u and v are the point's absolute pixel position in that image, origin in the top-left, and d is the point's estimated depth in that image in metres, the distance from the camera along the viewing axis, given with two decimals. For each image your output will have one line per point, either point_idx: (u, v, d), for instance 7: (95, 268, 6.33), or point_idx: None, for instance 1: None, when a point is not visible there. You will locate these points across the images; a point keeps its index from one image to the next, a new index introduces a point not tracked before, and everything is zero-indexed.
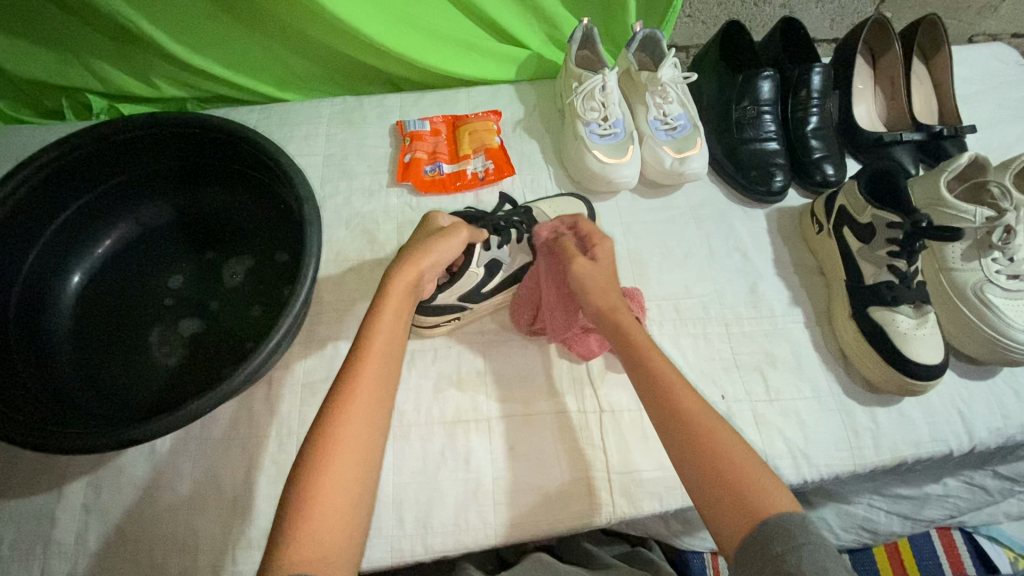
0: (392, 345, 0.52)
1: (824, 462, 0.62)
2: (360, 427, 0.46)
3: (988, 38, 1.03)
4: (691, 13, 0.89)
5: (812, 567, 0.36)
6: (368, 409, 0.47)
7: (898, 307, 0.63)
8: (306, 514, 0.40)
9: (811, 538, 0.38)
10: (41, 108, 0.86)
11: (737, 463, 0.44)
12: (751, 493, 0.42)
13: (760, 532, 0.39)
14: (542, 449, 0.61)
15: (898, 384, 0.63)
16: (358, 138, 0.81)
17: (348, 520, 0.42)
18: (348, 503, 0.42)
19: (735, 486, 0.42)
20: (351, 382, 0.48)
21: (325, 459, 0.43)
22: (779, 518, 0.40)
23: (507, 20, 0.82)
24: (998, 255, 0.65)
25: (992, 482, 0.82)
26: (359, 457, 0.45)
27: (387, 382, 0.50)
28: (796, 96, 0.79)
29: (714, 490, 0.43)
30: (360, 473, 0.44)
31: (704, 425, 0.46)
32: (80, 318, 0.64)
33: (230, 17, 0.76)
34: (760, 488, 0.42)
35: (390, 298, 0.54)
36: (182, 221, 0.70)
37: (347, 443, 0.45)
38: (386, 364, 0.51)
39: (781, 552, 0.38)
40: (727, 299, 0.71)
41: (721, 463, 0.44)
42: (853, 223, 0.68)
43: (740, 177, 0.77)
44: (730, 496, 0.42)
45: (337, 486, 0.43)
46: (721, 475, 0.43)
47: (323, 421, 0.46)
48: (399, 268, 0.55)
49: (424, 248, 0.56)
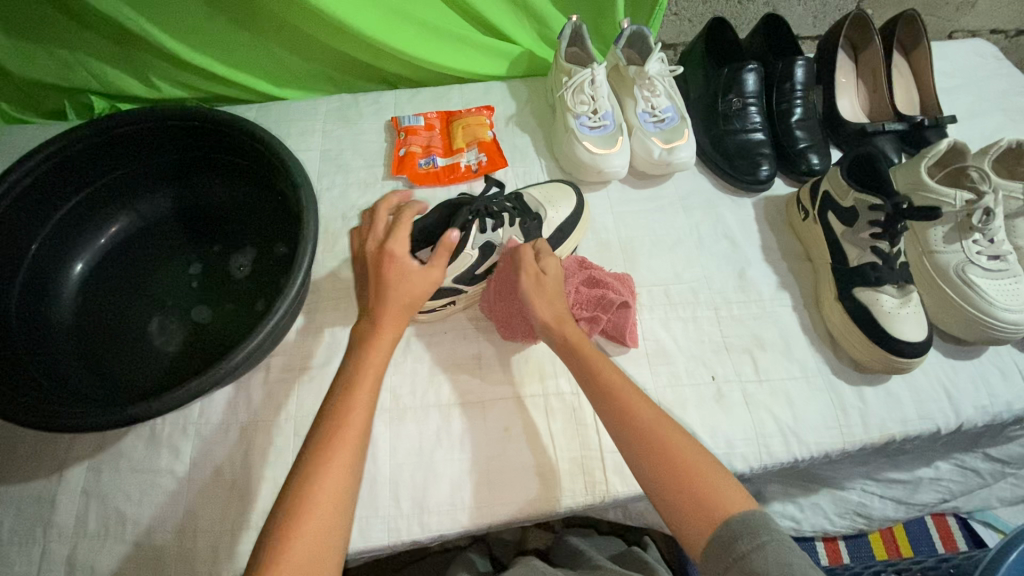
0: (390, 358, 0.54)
1: (813, 441, 0.63)
2: (350, 444, 0.47)
3: (967, 34, 1.06)
4: (677, 12, 0.91)
5: (776, 565, 0.38)
6: (359, 431, 0.48)
7: (882, 287, 0.65)
8: (303, 512, 0.42)
9: (774, 535, 0.40)
10: (42, 109, 0.87)
11: (695, 465, 0.46)
12: (703, 492, 0.44)
13: (729, 531, 0.41)
14: (535, 430, 0.62)
15: (883, 362, 0.64)
16: (354, 133, 0.82)
17: (339, 517, 0.44)
18: (340, 501, 0.44)
19: (689, 484, 0.45)
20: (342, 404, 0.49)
21: (323, 460, 0.45)
22: (743, 518, 0.42)
23: (498, 18, 0.85)
24: (978, 237, 0.66)
25: (984, 464, 0.82)
26: (349, 469, 0.46)
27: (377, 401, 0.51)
28: (780, 88, 0.82)
29: (679, 504, 0.45)
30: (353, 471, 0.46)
31: (666, 432, 0.49)
32: (81, 307, 0.65)
33: (228, 16, 0.78)
34: (718, 491, 0.44)
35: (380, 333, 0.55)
36: (183, 214, 0.71)
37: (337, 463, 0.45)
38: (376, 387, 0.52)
39: (746, 551, 0.40)
40: (715, 284, 0.73)
41: (679, 462, 0.47)
42: (837, 208, 0.69)
43: (727, 167, 0.79)
44: (688, 495, 0.45)
45: (333, 487, 0.44)
46: (675, 475, 0.46)
47: (313, 441, 0.47)
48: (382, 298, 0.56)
49: (399, 294, 0.56)
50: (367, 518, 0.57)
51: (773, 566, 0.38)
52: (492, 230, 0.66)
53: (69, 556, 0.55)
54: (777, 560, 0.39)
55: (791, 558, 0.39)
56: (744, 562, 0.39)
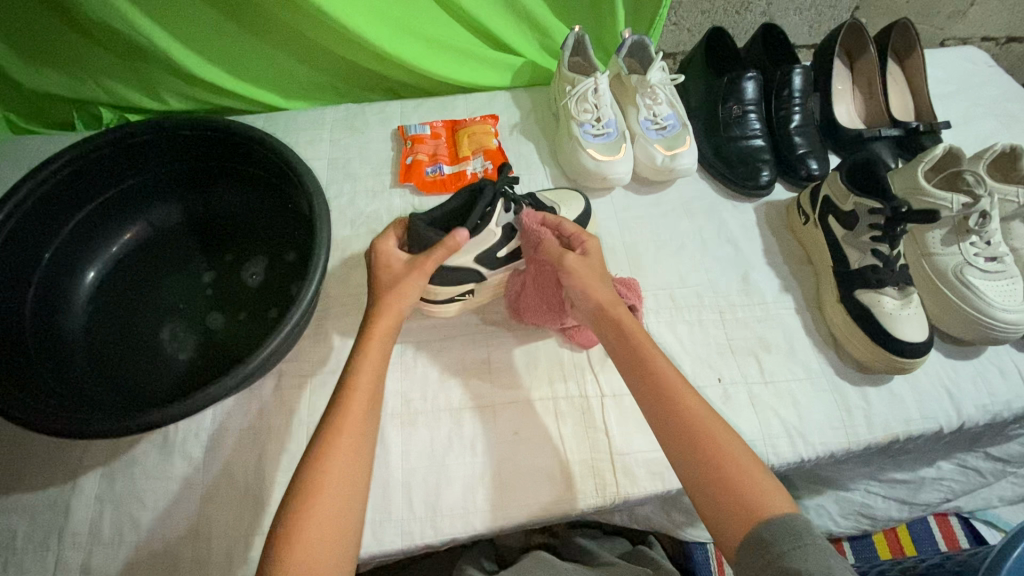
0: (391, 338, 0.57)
1: (819, 441, 0.64)
2: (347, 458, 0.48)
3: (959, 42, 1.08)
4: (676, 22, 0.93)
5: (818, 567, 0.39)
6: (354, 443, 0.49)
7: (883, 288, 0.66)
8: (314, 495, 0.46)
9: (814, 539, 0.41)
10: (50, 119, 0.88)
11: (739, 465, 0.47)
12: (750, 495, 0.45)
13: (765, 533, 0.42)
14: (546, 433, 0.62)
15: (886, 362, 0.65)
16: (361, 142, 0.84)
17: (348, 499, 0.47)
18: (348, 484, 0.47)
19: (727, 478, 0.46)
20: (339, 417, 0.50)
21: (330, 444, 0.48)
22: (780, 521, 0.43)
23: (501, 29, 0.86)
24: (975, 239, 0.68)
25: (985, 464, 0.83)
26: (347, 481, 0.48)
27: (372, 415, 0.52)
28: (779, 96, 0.83)
29: (717, 497, 0.46)
30: (359, 454, 0.49)
31: (714, 428, 0.49)
32: (92, 315, 0.65)
33: (237, 28, 0.79)
34: (759, 490, 0.45)
35: (383, 324, 0.57)
36: (193, 223, 0.72)
37: (335, 475, 0.47)
38: (372, 399, 0.53)
39: (785, 551, 0.41)
40: (720, 287, 0.74)
41: (726, 463, 0.47)
42: (837, 212, 0.71)
43: (728, 172, 0.81)
44: (734, 497, 0.45)
45: (341, 470, 0.48)
46: (721, 474, 0.46)
47: (311, 455, 0.48)
48: (379, 316, 0.57)
49: (394, 296, 0.58)
50: (381, 522, 0.58)
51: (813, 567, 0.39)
52: (515, 212, 0.65)
53: (83, 563, 0.55)
54: (817, 562, 0.40)
55: (830, 561, 0.40)
56: (780, 561, 0.40)
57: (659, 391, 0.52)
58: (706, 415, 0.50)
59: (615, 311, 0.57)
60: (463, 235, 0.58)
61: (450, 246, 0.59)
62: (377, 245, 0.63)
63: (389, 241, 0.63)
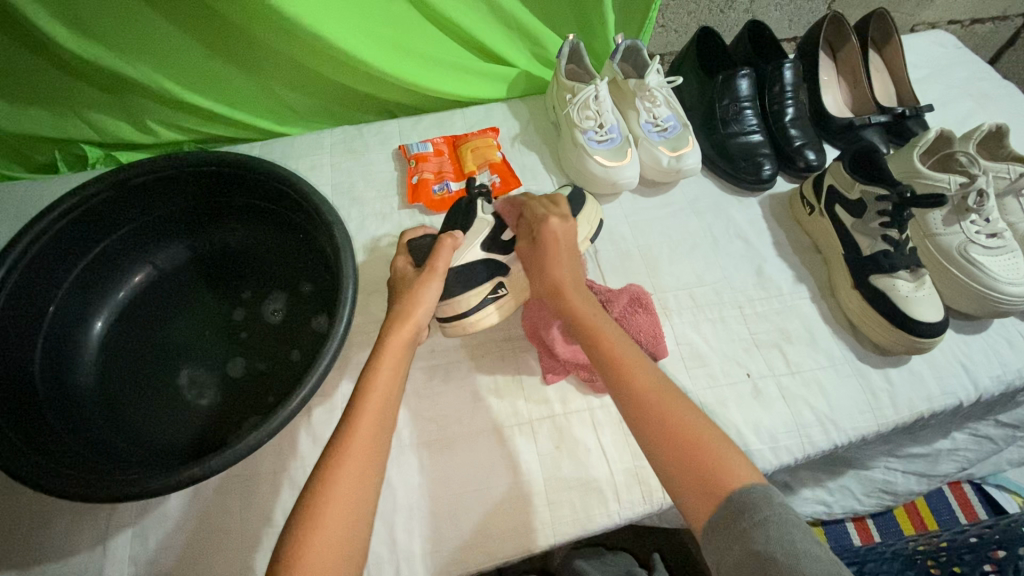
0: (407, 350, 0.56)
1: (849, 426, 0.65)
2: (356, 474, 0.46)
3: (928, 27, 1.13)
4: (664, 24, 0.95)
5: (779, 542, 0.38)
6: (365, 460, 0.47)
7: (896, 273, 0.68)
8: (317, 512, 0.44)
9: (778, 510, 0.40)
10: (33, 162, 0.84)
11: (700, 438, 0.45)
12: (709, 471, 0.43)
13: (730, 507, 0.41)
14: (587, 445, 0.62)
15: (906, 343, 0.67)
16: (363, 165, 0.82)
17: (356, 516, 0.45)
18: (357, 506, 0.45)
19: (678, 437, 0.45)
20: (348, 434, 0.48)
21: (339, 463, 0.46)
22: (744, 491, 0.41)
23: (494, 41, 0.86)
24: (975, 217, 0.70)
25: (996, 431, 0.86)
26: (355, 497, 0.45)
27: (384, 431, 0.50)
28: (771, 91, 0.85)
29: (677, 467, 0.44)
30: (369, 473, 0.47)
31: (663, 406, 0.48)
32: (103, 367, 0.63)
33: (226, 55, 0.76)
34: (725, 467, 0.43)
35: (398, 331, 0.57)
36: (201, 262, 0.70)
37: (341, 492, 0.45)
38: (384, 415, 0.51)
39: (748, 527, 0.39)
40: (735, 283, 0.75)
41: (676, 431, 0.46)
42: (844, 201, 0.73)
43: (731, 169, 0.82)
44: (696, 467, 0.44)
45: (351, 487, 0.45)
46: (678, 446, 0.45)
47: (319, 469, 0.46)
48: (393, 329, 0.57)
49: (409, 303, 0.59)
50: (431, 553, 0.56)
51: (775, 543, 0.38)
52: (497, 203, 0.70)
53: None
54: (779, 537, 0.38)
55: (793, 537, 0.38)
56: (746, 539, 0.39)
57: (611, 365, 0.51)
58: (658, 385, 0.49)
59: (574, 291, 0.59)
60: (458, 231, 0.64)
61: (451, 244, 0.63)
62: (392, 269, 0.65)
63: (401, 262, 0.65)
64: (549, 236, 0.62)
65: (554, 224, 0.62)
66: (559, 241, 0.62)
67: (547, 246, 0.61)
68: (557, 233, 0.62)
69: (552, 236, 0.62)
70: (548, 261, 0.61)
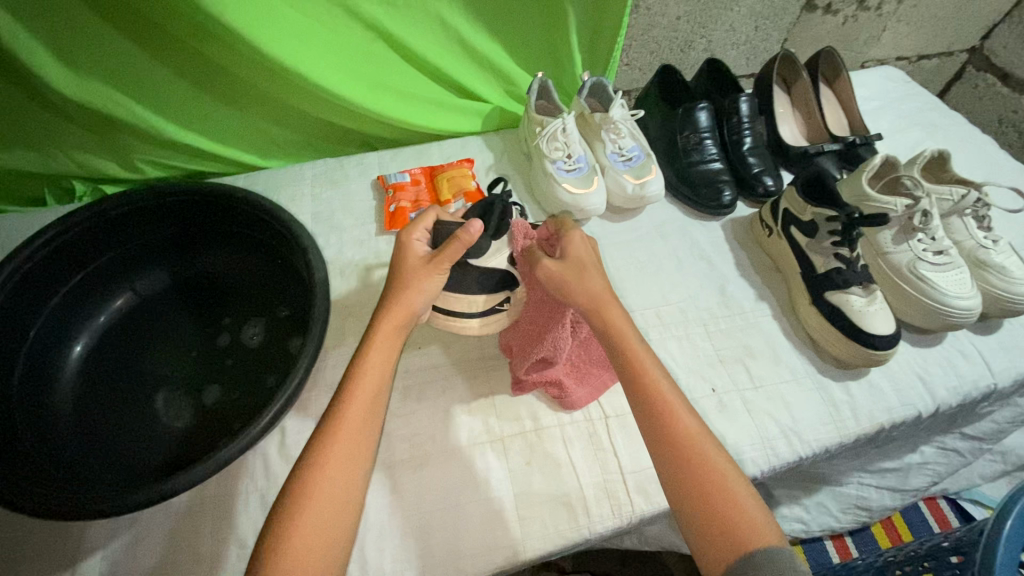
0: (397, 337, 0.57)
1: (813, 438, 0.67)
2: (344, 467, 0.49)
3: (877, 63, 1.21)
4: (629, 62, 1.01)
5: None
6: (349, 455, 0.50)
7: (849, 288, 0.71)
8: (301, 505, 0.47)
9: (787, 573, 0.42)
10: (19, 196, 0.87)
11: (724, 489, 0.47)
12: (730, 520, 0.46)
13: (744, 561, 0.43)
14: (558, 460, 0.63)
15: (863, 357, 0.69)
16: (343, 194, 0.86)
17: (338, 510, 0.48)
18: (341, 499, 0.48)
19: (704, 479, 0.48)
20: (336, 427, 0.51)
21: (323, 455, 0.49)
22: (768, 552, 0.43)
23: (468, 79, 0.91)
24: (921, 236, 0.74)
25: (963, 444, 0.88)
26: (339, 489, 0.48)
27: (369, 424, 0.52)
28: (730, 122, 0.90)
29: (694, 500, 0.47)
30: (353, 468, 0.50)
31: (690, 439, 0.50)
32: (80, 390, 0.64)
33: (213, 94, 0.81)
34: (745, 518, 0.46)
35: (391, 320, 0.57)
36: (181, 288, 0.72)
37: (326, 484, 0.48)
38: (371, 407, 0.53)
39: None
40: (700, 302, 0.78)
41: (705, 475, 0.48)
42: (798, 222, 0.76)
43: (694, 195, 0.87)
44: (714, 519, 0.46)
45: (335, 481, 0.49)
46: (696, 489, 0.48)
47: (306, 460, 0.49)
48: (386, 317, 0.57)
49: (407, 293, 0.58)
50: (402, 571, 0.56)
51: None
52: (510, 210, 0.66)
53: None
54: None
55: None
56: None
57: (648, 409, 0.52)
58: (692, 431, 0.51)
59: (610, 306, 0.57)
60: (476, 225, 0.57)
61: (465, 241, 0.57)
62: (403, 239, 0.61)
63: (417, 236, 0.62)
64: (575, 250, 0.59)
65: (576, 239, 0.60)
66: (585, 259, 0.59)
67: (578, 260, 0.58)
68: (580, 252, 0.59)
69: (580, 255, 0.59)
70: (577, 275, 0.57)
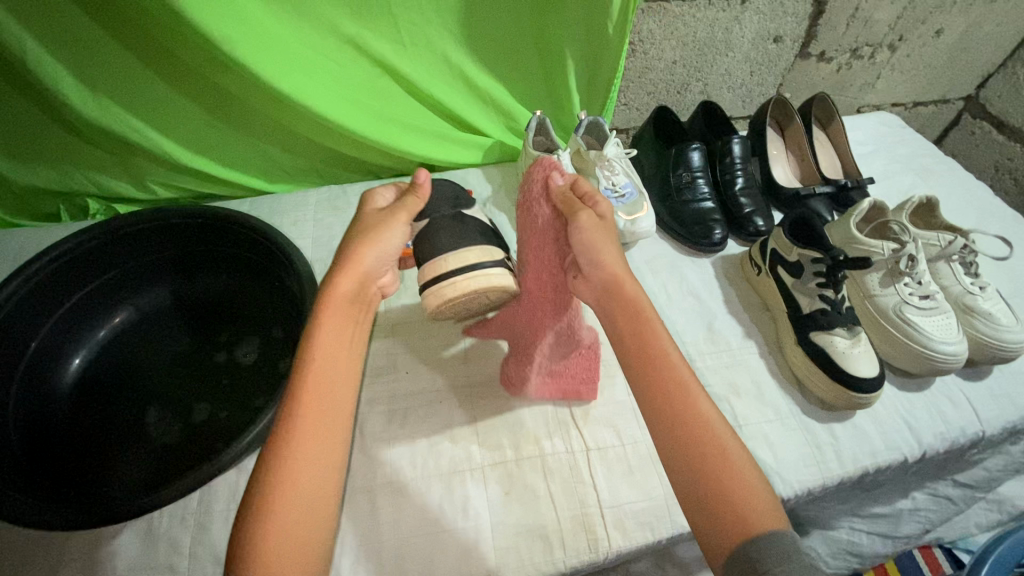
0: (349, 308, 0.57)
1: (795, 478, 0.67)
2: (312, 450, 0.49)
3: (873, 108, 1.24)
4: (626, 103, 1.05)
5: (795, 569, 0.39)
6: (317, 440, 0.49)
7: (834, 330, 0.72)
8: (275, 500, 0.46)
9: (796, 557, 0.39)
10: (37, 213, 0.91)
11: (729, 468, 0.45)
12: (735, 503, 0.43)
13: (752, 548, 0.41)
14: (536, 492, 0.64)
15: (845, 399, 0.70)
16: (344, 221, 0.89)
17: (313, 496, 0.48)
18: (316, 485, 0.48)
19: (701, 456, 0.46)
20: (300, 411, 0.50)
21: (288, 441, 0.48)
22: (775, 534, 0.41)
23: (471, 113, 0.95)
24: (907, 280, 0.75)
25: (955, 491, 0.87)
26: (313, 476, 0.48)
27: (333, 404, 0.52)
28: (722, 163, 0.93)
29: (694, 485, 0.45)
30: (321, 451, 0.49)
31: (687, 416, 0.48)
32: (75, 402, 0.66)
33: (225, 122, 0.85)
34: (747, 495, 0.44)
35: (343, 283, 0.56)
36: (181, 306, 0.75)
37: (299, 471, 0.48)
38: (331, 385, 0.53)
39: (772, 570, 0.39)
40: (687, 337, 0.79)
41: (701, 454, 0.46)
42: (784, 262, 0.77)
43: (685, 232, 0.89)
44: (719, 501, 0.44)
45: (306, 469, 0.48)
46: (701, 466, 0.46)
47: (271, 447, 0.48)
48: (341, 277, 0.56)
49: (361, 246, 0.57)
50: None
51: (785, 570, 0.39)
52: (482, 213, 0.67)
53: None
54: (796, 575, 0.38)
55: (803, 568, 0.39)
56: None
57: (660, 391, 0.49)
58: (692, 406, 0.48)
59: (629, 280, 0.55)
60: (425, 176, 0.63)
61: (420, 192, 0.63)
62: (366, 197, 0.63)
63: (379, 192, 0.64)
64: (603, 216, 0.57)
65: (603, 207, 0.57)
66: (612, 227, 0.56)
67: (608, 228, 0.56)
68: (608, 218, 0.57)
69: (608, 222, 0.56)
70: (605, 246, 0.55)
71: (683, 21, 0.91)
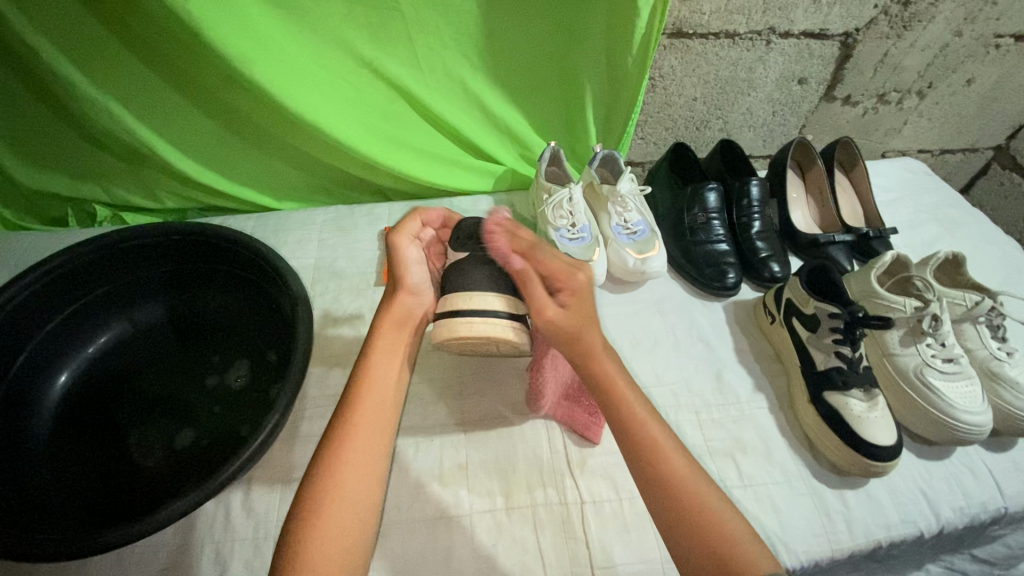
0: (401, 330, 0.62)
1: (801, 548, 0.63)
2: (359, 465, 0.51)
3: (898, 154, 1.21)
4: (643, 136, 1.03)
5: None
6: (364, 458, 0.52)
7: (849, 391, 0.69)
8: (316, 515, 0.47)
9: None
10: (43, 216, 0.91)
11: (716, 518, 0.48)
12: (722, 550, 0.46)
13: None
14: (526, 545, 0.60)
15: (860, 466, 0.66)
16: (349, 242, 0.87)
17: (357, 514, 0.49)
18: (360, 500, 0.50)
19: (687, 502, 0.49)
20: (348, 430, 0.53)
21: (337, 457, 0.51)
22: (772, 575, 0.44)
23: (484, 140, 0.93)
24: (930, 340, 0.71)
25: (972, 566, 0.82)
26: (357, 493, 0.50)
27: (380, 425, 0.55)
28: (739, 205, 0.90)
29: (683, 528, 0.48)
30: (365, 470, 0.52)
31: (670, 461, 0.52)
32: (58, 419, 0.65)
33: (237, 137, 0.84)
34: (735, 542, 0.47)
35: (389, 312, 0.62)
36: (174, 322, 0.74)
37: (345, 486, 0.50)
38: (382, 406, 0.56)
39: None
40: (694, 385, 0.76)
41: (683, 500, 0.50)
42: (800, 314, 0.75)
43: (697, 275, 0.86)
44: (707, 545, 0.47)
45: (349, 485, 0.50)
46: (684, 511, 0.49)
47: (319, 464, 0.51)
48: (392, 304, 0.63)
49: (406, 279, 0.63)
50: None
51: None
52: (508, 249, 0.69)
53: None
54: None
55: None
56: None
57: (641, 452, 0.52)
58: (671, 448, 0.53)
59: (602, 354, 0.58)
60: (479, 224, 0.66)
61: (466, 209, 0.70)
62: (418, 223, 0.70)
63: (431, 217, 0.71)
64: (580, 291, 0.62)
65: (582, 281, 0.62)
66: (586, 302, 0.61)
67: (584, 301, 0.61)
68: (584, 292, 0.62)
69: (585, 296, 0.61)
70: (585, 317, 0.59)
71: (706, 59, 0.89)
